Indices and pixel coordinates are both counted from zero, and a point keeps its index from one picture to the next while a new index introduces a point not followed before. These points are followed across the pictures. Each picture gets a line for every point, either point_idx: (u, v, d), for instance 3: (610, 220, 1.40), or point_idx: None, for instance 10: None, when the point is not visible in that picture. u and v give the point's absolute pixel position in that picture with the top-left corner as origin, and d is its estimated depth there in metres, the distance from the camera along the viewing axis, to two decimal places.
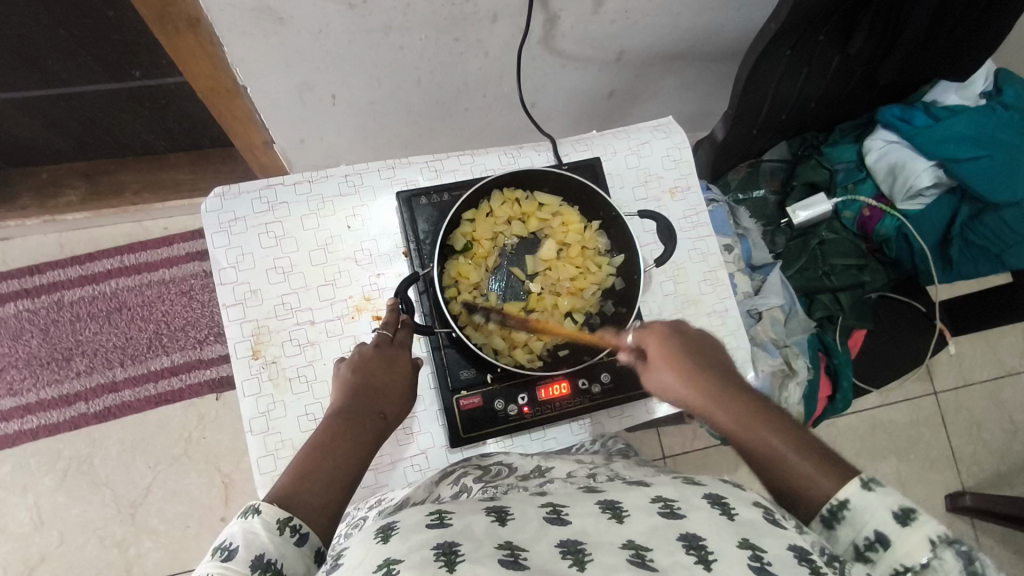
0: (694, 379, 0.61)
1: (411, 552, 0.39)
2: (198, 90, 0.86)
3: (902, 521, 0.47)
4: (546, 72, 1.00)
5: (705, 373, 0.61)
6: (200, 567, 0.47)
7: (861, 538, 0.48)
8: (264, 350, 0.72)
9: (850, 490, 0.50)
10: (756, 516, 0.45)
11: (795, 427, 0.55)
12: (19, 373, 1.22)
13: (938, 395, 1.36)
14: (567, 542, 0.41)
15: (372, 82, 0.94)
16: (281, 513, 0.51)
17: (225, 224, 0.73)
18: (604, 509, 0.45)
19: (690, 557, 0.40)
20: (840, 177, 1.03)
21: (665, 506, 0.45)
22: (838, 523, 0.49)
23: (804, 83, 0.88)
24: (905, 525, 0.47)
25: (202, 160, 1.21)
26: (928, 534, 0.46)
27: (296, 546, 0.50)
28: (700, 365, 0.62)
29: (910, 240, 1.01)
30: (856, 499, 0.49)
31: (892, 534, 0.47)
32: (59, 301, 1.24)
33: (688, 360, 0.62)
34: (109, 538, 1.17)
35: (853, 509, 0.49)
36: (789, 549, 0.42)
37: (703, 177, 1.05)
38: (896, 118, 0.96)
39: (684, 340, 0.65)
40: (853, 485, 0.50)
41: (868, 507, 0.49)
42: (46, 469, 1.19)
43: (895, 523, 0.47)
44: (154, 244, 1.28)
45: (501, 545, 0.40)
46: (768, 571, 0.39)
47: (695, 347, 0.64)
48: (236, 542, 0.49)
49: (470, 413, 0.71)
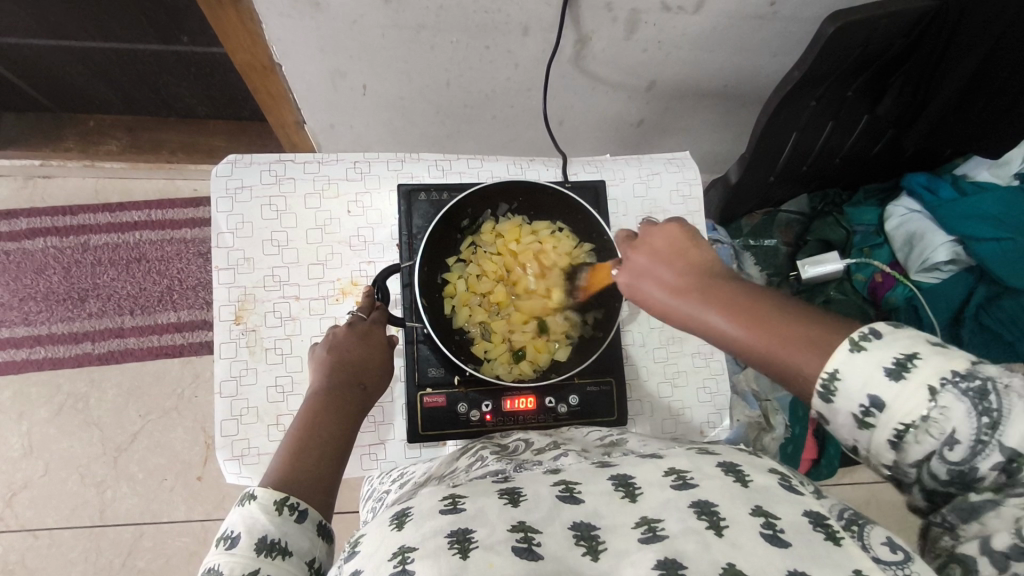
0: (673, 282, 0.50)
1: (426, 539, 0.39)
2: (236, 63, 0.90)
3: (898, 375, 0.38)
4: (576, 92, 1.01)
5: (686, 272, 0.50)
6: (207, 559, 0.48)
7: (855, 407, 0.39)
8: (246, 317, 0.74)
9: (839, 358, 0.40)
10: (772, 483, 0.44)
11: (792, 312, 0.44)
12: (35, 306, 1.27)
13: None
14: (581, 525, 0.41)
15: (402, 77, 0.96)
16: (277, 494, 0.52)
17: (232, 190, 0.76)
18: (616, 486, 0.44)
19: (702, 523, 0.40)
20: (857, 240, 1.01)
21: (677, 478, 0.44)
22: (834, 397, 0.40)
23: (827, 137, 0.87)
24: (900, 381, 0.38)
25: (238, 131, 1.25)
26: (927, 381, 0.37)
27: (297, 524, 0.52)
28: (678, 262, 0.51)
29: (920, 312, 0.96)
30: (847, 367, 0.39)
31: (888, 396, 0.38)
32: (84, 244, 1.30)
33: (662, 266, 0.52)
34: (90, 477, 1.21)
35: (844, 377, 0.40)
36: (804, 515, 0.41)
37: (716, 219, 1.05)
38: (921, 186, 0.95)
39: (655, 247, 0.53)
40: (841, 351, 0.40)
41: (857, 371, 0.39)
42: (45, 400, 1.23)
43: (888, 382, 0.38)
44: (182, 204, 1.33)
45: (513, 528, 0.40)
46: (780, 539, 0.39)
47: (665, 253, 0.53)
48: (237, 530, 0.49)
49: (431, 411, 0.71)
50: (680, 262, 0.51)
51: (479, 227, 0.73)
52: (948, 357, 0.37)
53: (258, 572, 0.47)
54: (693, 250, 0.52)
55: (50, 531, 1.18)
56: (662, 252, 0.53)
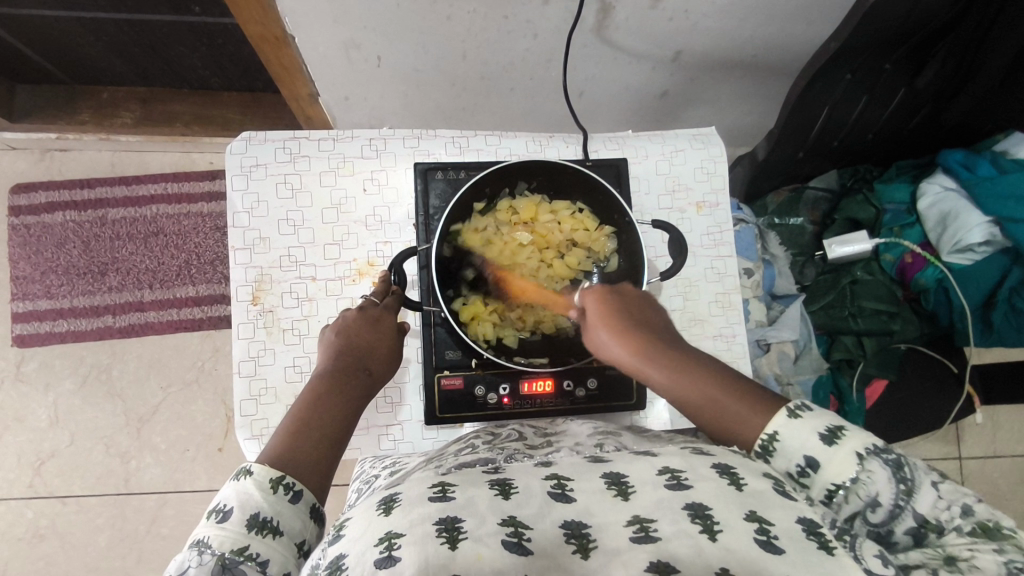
0: (622, 333, 0.58)
1: (413, 526, 0.39)
2: (248, 34, 0.87)
3: (829, 441, 0.47)
4: (597, 63, 0.97)
5: (635, 325, 0.59)
6: (199, 529, 0.49)
7: (793, 466, 0.48)
8: (263, 297, 0.74)
9: (779, 422, 0.49)
10: (766, 487, 0.44)
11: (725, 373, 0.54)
12: (57, 279, 1.28)
13: (960, 459, 1.26)
14: (571, 522, 0.40)
15: (418, 48, 0.93)
16: (274, 472, 0.52)
17: (247, 168, 0.75)
18: (609, 485, 0.43)
19: (696, 526, 0.39)
20: (886, 218, 0.97)
21: (671, 478, 0.43)
22: (771, 456, 0.49)
23: (862, 112, 0.83)
24: (834, 446, 0.46)
25: (253, 103, 1.24)
26: (855, 448, 0.46)
27: (290, 503, 0.52)
28: (630, 317, 0.60)
29: (950, 293, 0.94)
30: (784, 430, 0.49)
31: (822, 458, 0.47)
32: (102, 218, 1.30)
33: (612, 310, 0.60)
34: (115, 447, 1.23)
35: (783, 440, 0.48)
36: (796, 522, 0.41)
37: (738, 196, 1.02)
38: (958, 163, 0.91)
39: (622, 299, 0.62)
40: (780, 415, 0.49)
41: (796, 436, 0.48)
42: (69, 372, 1.25)
43: (824, 446, 0.47)
44: (197, 177, 1.32)
45: (503, 522, 0.40)
46: (774, 546, 0.38)
47: (628, 306, 0.61)
48: (230, 504, 0.50)
49: (449, 393, 0.71)
50: (632, 318, 0.60)
51: (496, 205, 0.71)
52: (866, 434, 0.47)
53: (248, 549, 0.48)
54: (636, 308, 0.61)
55: (77, 499, 1.21)
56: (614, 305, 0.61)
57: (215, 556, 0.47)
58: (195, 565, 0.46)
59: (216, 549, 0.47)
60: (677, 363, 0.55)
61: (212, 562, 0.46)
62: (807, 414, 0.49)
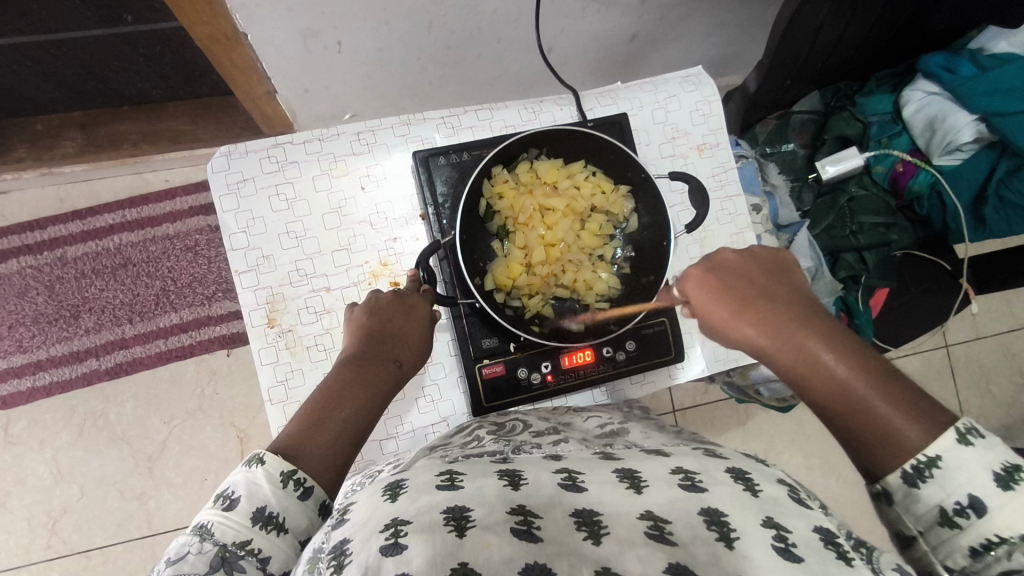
0: (745, 315, 0.56)
1: (420, 514, 0.38)
2: (195, 37, 0.79)
3: (1003, 484, 0.41)
4: (566, 15, 0.93)
5: (760, 300, 0.57)
6: (200, 514, 0.46)
7: (950, 501, 0.43)
8: (279, 318, 0.70)
9: (944, 443, 0.43)
10: (781, 494, 0.44)
11: (860, 348, 0.50)
12: (27, 331, 1.20)
13: (949, 347, 1.32)
14: (582, 512, 0.40)
15: (380, 27, 0.87)
16: (286, 464, 0.49)
17: (234, 185, 0.70)
18: (622, 479, 0.44)
19: (712, 533, 0.39)
20: (874, 131, 1.01)
21: (685, 478, 0.44)
22: (924, 481, 0.44)
23: (844, 32, 0.84)
24: (1008, 491, 0.41)
25: (202, 109, 1.16)
26: None
27: (299, 501, 0.48)
28: (751, 294, 0.58)
29: (943, 196, 0.99)
30: (950, 456, 0.43)
31: (989, 499, 0.42)
32: (62, 258, 1.22)
33: (726, 291, 0.59)
34: (129, 491, 1.18)
35: (946, 466, 0.43)
36: (813, 531, 0.40)
37: (732, 129, 1.06)
38: (939, 67, 0.93)
39: (723, 275, 0.61)
40: (949, 436, 0.43)
41: (963, 467, 0.43)
42: (63, 424, 1.19)
43: (996, 489, 0.42)
44: (155, 198, 1.24)
45: (513, 511, 0.39)
46: (792, 553, 0.38)
47: (747, 280, 0.59)
48: (238, 492, 0.47)
49: (492, 381, 0.69)
50: (753, 293, 0.58)
51: (515, 171, 0.68)
52: None
53: (249, 544, 0.45)
54: (761, 282, 0.59)
55: (101, 550, 1.17)
56: (726, 287, 0.60)
57: (216, 546, 0.44)
58: (194, 553, 0.43)
59: (219, 540, 0.45)
60: (818, 344, 0.51)
61: (213, 551, 0.44)
62: (982, 444, 0.43)
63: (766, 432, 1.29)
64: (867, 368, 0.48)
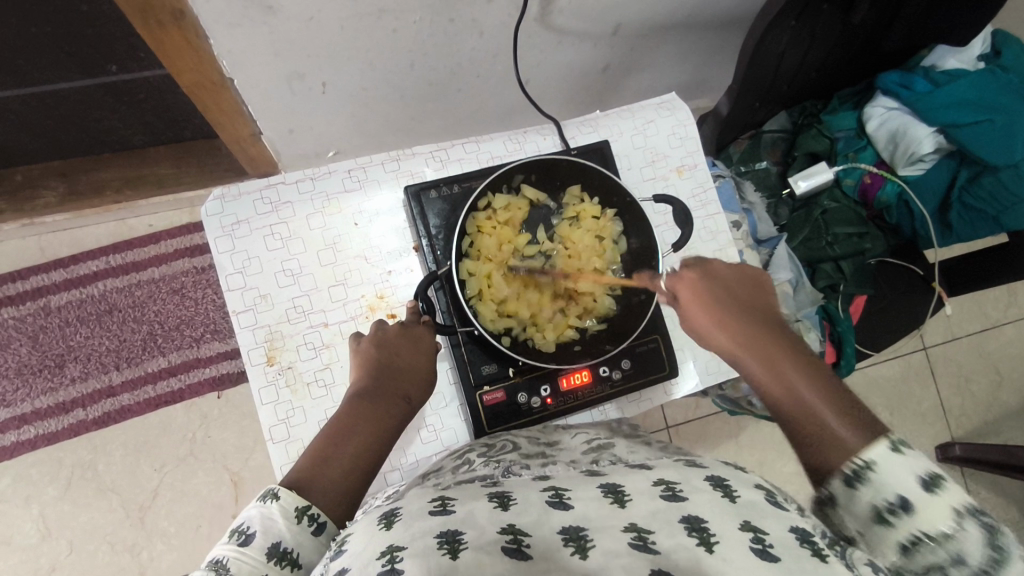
0: (728, 324, 0.60)
1: (414, 539, 0.38)
2: (182, 84, 0.81)
3: (929, 488, 0.46)
4: (542, 49, 0.97)
5: (737, 312, 0.61)
6: (216, 549, 0.46)
7: (882, 501, 0.46)
8: (278, 356, 0.70)
9: (877, 451, 0.48)
10: (758, 498, 0.45)
11: (826, 382, 0.54)
12: (11, 384, 1.18)
13: (926, 349, 1.37)
14: (569, 528, 0.41)
15: (363, 68, 0.89)
16: (301, 500, 0.50)
17: (228, 227, 0.71)
18: (606, 494, 0.45)
19: (693, 539, 0.40)
20: (840, 146, 1.06)
21: (666, 488, 0.45)
22: (861, 484, 0.47)
23: (806, 56, 0.89)
24: (933, 494, 0.45)
25: (184, 154, 1.17)
26: (954, 503, 0.45)
27: (314, 535, 0.49)
28: (730, 303, 0.61)
29: (910, 205, 1.04)
30: (884, 462, 0.47)
31: (916, 501, 0.46)
32: (45, 307, 1.20)
33: (716, 297, 0.61)
34: (121, 543, 1.16)
35: (880, 472, 0.47)
36: (790, 532, 0.42)
37: (707, 151, 1.11)
38: (896, 84, 0.99)
39: (719, 282, 0.63)
40: (881, 445, 0.48)
41: (895, 472, 0.47)
42: (49, 478, 1.16)
43: (924, 493, 0.46)
44: (139, 243, 1.24)
45: (503, 531, 0.40)
46: (768, 553, 0.39)
47: (727, 289, 0.63)
48: (254, 526, 0.48)
49: (493, 407, 0.70)
50: (737, 305, 0.61)
51: (496, 204, 0.70)
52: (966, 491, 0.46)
53: None
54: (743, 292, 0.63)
55: None
56: (711, 292, 0.62)
57: None
58: None
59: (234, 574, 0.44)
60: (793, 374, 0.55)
61: None
62: (910, 452, 0.48)
63: (758, 444, 1.31)
64: (836, 401, 0.52)
